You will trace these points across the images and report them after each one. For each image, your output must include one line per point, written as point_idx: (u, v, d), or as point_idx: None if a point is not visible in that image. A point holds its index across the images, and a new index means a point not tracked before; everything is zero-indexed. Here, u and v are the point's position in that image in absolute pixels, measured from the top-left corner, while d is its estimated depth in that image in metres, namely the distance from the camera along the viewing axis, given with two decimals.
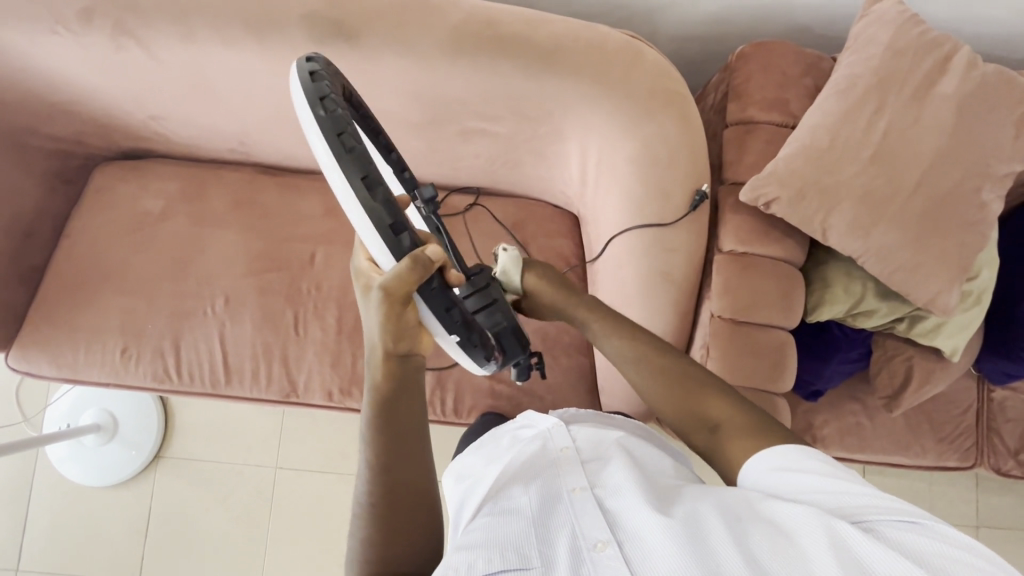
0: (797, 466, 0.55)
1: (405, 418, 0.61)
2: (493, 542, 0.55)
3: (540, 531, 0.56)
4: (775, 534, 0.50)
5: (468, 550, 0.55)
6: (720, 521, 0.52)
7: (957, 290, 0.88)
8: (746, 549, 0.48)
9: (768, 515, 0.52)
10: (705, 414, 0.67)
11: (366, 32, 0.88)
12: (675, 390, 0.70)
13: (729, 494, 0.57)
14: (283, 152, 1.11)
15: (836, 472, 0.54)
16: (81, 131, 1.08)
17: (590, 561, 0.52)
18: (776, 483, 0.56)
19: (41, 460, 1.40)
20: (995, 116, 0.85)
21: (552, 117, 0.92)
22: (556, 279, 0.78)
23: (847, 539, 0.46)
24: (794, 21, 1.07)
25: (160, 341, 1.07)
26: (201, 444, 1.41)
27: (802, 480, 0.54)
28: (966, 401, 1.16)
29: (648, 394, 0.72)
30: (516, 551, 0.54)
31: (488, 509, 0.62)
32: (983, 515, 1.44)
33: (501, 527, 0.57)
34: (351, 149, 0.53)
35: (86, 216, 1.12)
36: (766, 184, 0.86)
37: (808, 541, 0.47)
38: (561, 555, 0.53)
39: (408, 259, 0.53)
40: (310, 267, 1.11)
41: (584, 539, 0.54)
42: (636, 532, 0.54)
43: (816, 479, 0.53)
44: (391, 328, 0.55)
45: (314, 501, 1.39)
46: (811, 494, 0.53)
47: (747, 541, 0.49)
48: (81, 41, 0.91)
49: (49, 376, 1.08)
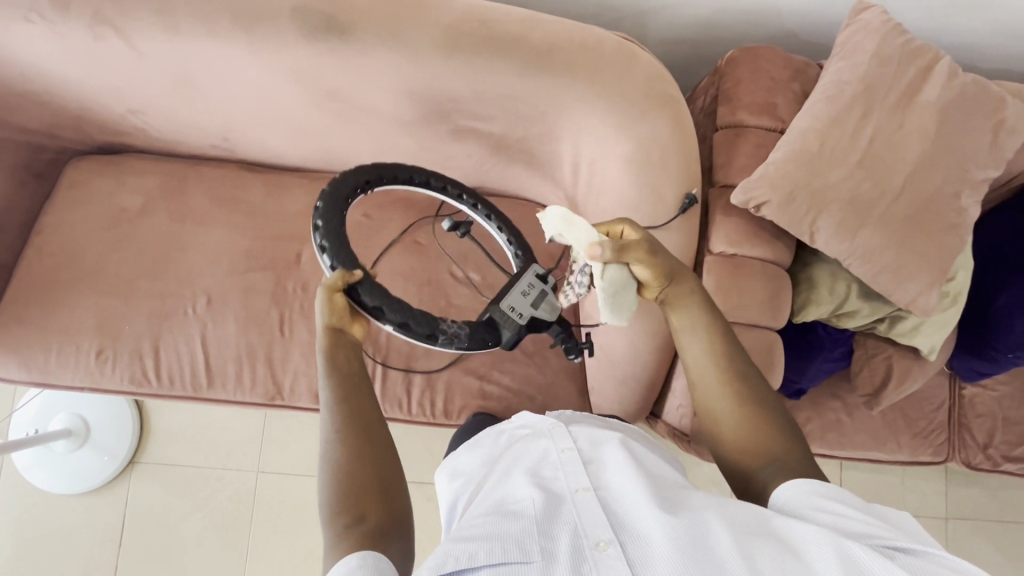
0: (810, 487, 0.58)
1: (365, 388, 0.70)
2: (494, 535, 0.55)
3: (543, 529, 0.56)
4: (781, 548, 0.51)
5: (467, 542, 0.54)
6: (725, 530, 0.53)
7: (937, 291, 0.91)
8: (748, 559, 0.50)
9: (776, 530, 0.54)
10: (751, 434, 0.66)
11: (358, 28, 0.86)
12: (749, 412, 0.68)
13: (733, 505, 0.58)
14: (268, 149, 1.08)
15: (847, 497, 0.57)
16: (54, 123, 1.04)
17: (592, 560, 0.52)
18: (796, 503, 0.58)
19: (6, 468, 1.34)
20: (973, 124, 0.88)
21: (547, 118, 0.92)
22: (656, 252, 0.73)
23: (855, 556, 0.48)
24: (780, 27, 1.10)
25: (137, 343, 1.04)
26: (179, 448, 1.37)
27: (816, 500, 0.57)
28: (939, 397, 1.20)
29: (719, 408, 0.69)
30: (517, 545, 0.54)
31: (487, 506, 0.61)
32: (952, 507, 1.50)
33: (503, 522, 0.57)
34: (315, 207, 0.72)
35: (59, 213, 1.08)
36: (757, 186, 0.88)
37: (817, 560, 0.49)
38: (563, 553, 0.53)
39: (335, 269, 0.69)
40: (295, 266, 1.09)
41: (585, 538, 0.55)
42: (639, 534, 0.55)
43: (827, 500, 0.56)
44: (323, 312, 0.70)
45: (297, 505, 1.36)
46: (821, 514, 0.55)
47: (751, 551, 0.51)
48: (57, 30, 0.87)
49: (19, 380, 1.03)
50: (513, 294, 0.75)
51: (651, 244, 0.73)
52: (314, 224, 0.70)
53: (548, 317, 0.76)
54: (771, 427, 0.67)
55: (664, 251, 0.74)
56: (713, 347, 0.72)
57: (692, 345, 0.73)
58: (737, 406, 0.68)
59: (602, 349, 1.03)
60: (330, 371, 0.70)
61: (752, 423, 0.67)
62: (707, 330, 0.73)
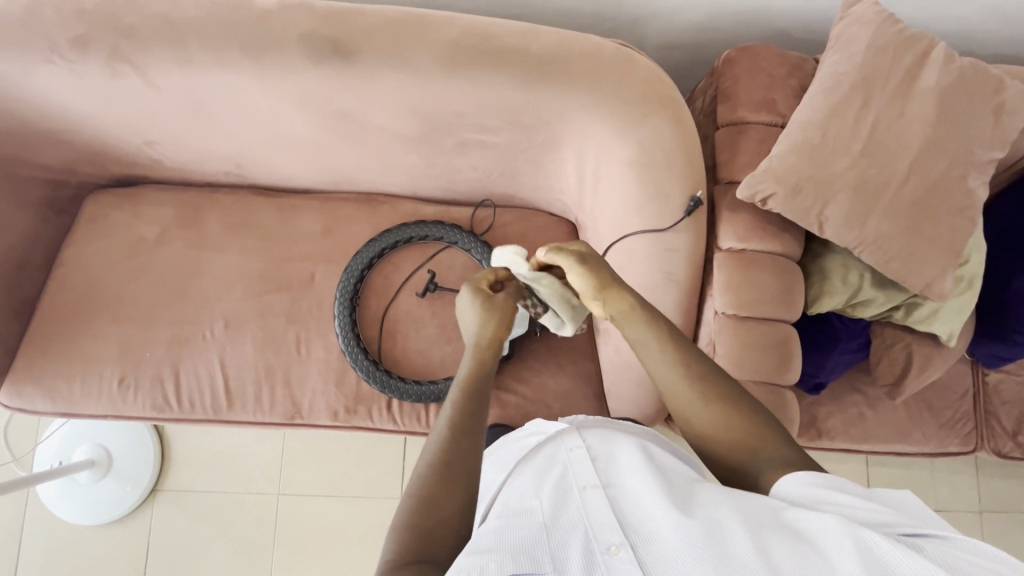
0: (816, 480, 0.56)
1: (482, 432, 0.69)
2: (504, 546, 0.54)
3: (552, 536, 0.56)
4: (792, 536, 0.50)
5: (478, 553, 0.54)
6: (736, 522, 0.52)
7: (952, 274, 0.91)
8: (760, 547, 0.49)
9: (790, 523, 0.52)
10: (735, 438, 0.65)
11: (364, 50, 0.88)
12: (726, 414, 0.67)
13: (744, 496, 0.56)
14: (280, 172, 1.11)
15: (851, 486, 0.55)
16: (73, 159, 1.07)
17: (604, 565, 0.52)
18: (805, 495, 0.56)
19: (32, 501, 1.35)
20: (973, 108, 0.89)
21: (550, 126, 0.94)
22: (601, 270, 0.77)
23: (871, 543, 0.46)
24: (776, 26, 1.12)
25: (158, 369, 1.06)
26: (200, 474, 1.38)
27: (823, 495, 0.55)
28: (962, 385, 1.18)
29: (693, 418, 0.68)
30: (528, 556, 0.53)
31: (498, 514, 0.62)
32: (986, 500, 1.46)
33: (513, 533, 0.57)
34: (354, 360, 1.05)
35: (79, 246, 1.11)
36: (761, 181, 0.89)
37: (831, 549, 0.47)
38: (574, 560, 0.52)
39: (489, 296, 0.82)
40: (310, 285, 1.10)
41: (597, 543, 0.54)
42: (649, 534, 0.54)
43: (833, 491, 0.55)
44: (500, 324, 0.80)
45: (318, 526, 1.36)
46: (828, 505, 0.54)
47: (762, 539, 0.49)
48: (76, 69, 0.90)
49: (45, 412, 1.06)
50: None
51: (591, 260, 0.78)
52: (357, 369, 1.05)
53: (522, 330, 1.05)
54: (751, 422, 0.66)
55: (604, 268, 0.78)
56: (667, 351, 0.72)
57: (650, 364, 0.73)
58: (704, 401, 0.68)
59: (616, 352, 1.03)
60: (456, 405, 0.70)
61: (729, 420, 0.66)
62: (658, 339, 0.73)
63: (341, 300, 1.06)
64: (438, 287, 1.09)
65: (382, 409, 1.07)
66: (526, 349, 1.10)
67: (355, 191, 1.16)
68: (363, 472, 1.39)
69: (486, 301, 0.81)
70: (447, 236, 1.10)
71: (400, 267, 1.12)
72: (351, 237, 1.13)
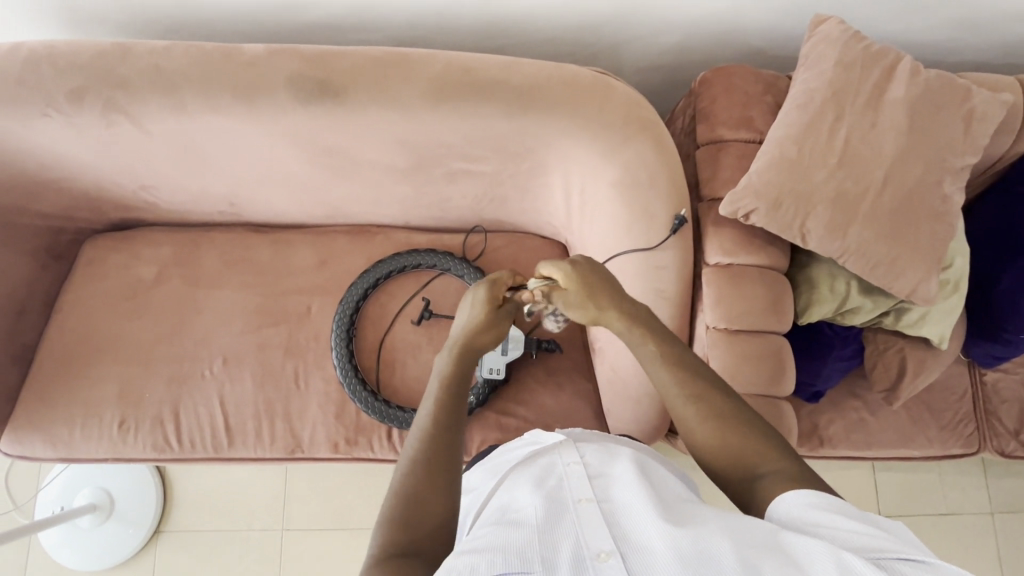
0: (814, 502, 0.56)
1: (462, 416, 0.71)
2: (496, 546, 0.54)
3: (544, 539, 0.55)
4: (783, 557, 0.50)
5: (468, 554, 0.53)
6: (728, 542, 0.51)
7: (935, 279, 0.93)
8: (749, 565, 0.48)
9: (784, 545, 0.51)
10: (730, 452, 0.66)
11: (351, 90, 0.91)
12: (721, 426, 0.67)
13: (738, 519, 0.56)
14: (273, 209, 1.13)
15: (851, 511, 0.55)
16: (71, 206, 1.09)
17: (593, 568, 0.51)
18: (802, 516, 0.55)
19: (34, 548, 1.34)
20: (944, 116, 0.91)
21: (535, 153, 0.96)
22: (597, 290, 0.80)
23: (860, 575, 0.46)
24: (750, 45, 1.15)
25: (158, 410, 1.06)
26: (202, 512, 1.37)
27: (820, 517, 0.54)
28: (960, 386, 1.19)
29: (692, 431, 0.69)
30: (519, 554, 0.53)
31: (491, 519, 0.61)
32: (996, 501, 1.45)
33: (505, 534, 0.56)
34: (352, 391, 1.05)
35: (78, 290, 1.12)
36: (742, 197, 0.91)
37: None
38: (563, 563, 0.52)
39: (487, 297, 0.83)
40: (307, 318, 1.12)
41: (586, 548, 0.54)
42: (639, 545, 0.54)
43: (826, 514, 0.54)
44: (486, 324, 0.81)
45: (324, 560, 1.34)
46: (824, 528, 0.53)
47: (752, 560, 0.49)
48: (71, 120, 0.93)
49: (46, 458, 1.06)
50: (487, 356, 1.04)
51: (588, 289, 0.80)
52: (356, 399, 1.05)
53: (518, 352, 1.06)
54: (745, 433, 0.66)
55: (603, 294, 0.80)
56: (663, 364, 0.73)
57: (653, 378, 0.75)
58: (697, 415, 0.69)
59: (613, 370, 1.04)
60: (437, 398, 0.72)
61: (721, 432, 0.67)
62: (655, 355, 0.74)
63: (338, 332, 1.07)
64: (433, 314, 1.10)
65: (382, 438, 1.07)
66: (523, 371, 1.10)
67: (348, 223, 1.18)
68: (368, 502, 1.38)
69: (486, 303, 0.83)
70: (440, 263, 1.11)
71: (396, 296, 1.13)
72: (346, 269, 1.14)
